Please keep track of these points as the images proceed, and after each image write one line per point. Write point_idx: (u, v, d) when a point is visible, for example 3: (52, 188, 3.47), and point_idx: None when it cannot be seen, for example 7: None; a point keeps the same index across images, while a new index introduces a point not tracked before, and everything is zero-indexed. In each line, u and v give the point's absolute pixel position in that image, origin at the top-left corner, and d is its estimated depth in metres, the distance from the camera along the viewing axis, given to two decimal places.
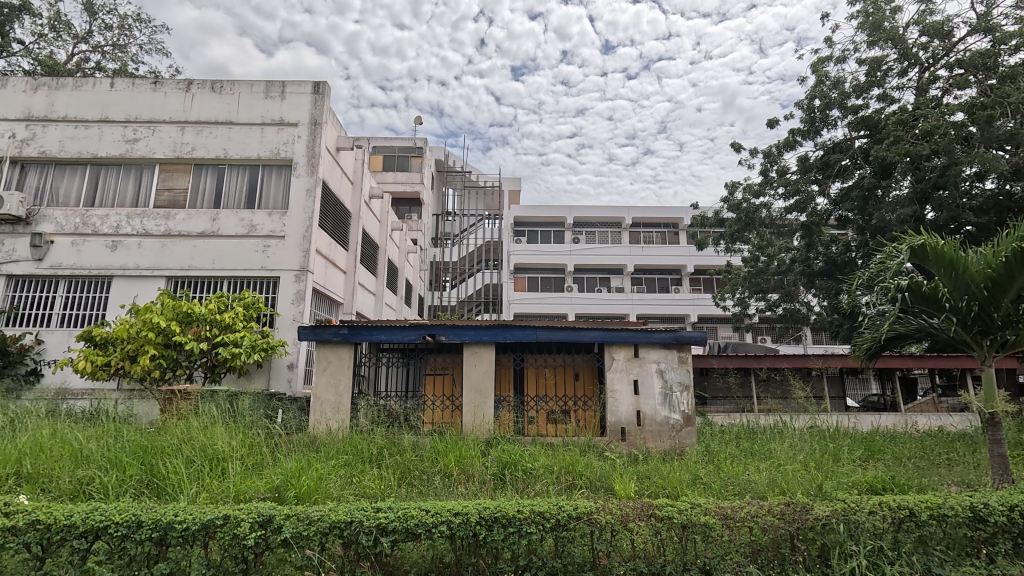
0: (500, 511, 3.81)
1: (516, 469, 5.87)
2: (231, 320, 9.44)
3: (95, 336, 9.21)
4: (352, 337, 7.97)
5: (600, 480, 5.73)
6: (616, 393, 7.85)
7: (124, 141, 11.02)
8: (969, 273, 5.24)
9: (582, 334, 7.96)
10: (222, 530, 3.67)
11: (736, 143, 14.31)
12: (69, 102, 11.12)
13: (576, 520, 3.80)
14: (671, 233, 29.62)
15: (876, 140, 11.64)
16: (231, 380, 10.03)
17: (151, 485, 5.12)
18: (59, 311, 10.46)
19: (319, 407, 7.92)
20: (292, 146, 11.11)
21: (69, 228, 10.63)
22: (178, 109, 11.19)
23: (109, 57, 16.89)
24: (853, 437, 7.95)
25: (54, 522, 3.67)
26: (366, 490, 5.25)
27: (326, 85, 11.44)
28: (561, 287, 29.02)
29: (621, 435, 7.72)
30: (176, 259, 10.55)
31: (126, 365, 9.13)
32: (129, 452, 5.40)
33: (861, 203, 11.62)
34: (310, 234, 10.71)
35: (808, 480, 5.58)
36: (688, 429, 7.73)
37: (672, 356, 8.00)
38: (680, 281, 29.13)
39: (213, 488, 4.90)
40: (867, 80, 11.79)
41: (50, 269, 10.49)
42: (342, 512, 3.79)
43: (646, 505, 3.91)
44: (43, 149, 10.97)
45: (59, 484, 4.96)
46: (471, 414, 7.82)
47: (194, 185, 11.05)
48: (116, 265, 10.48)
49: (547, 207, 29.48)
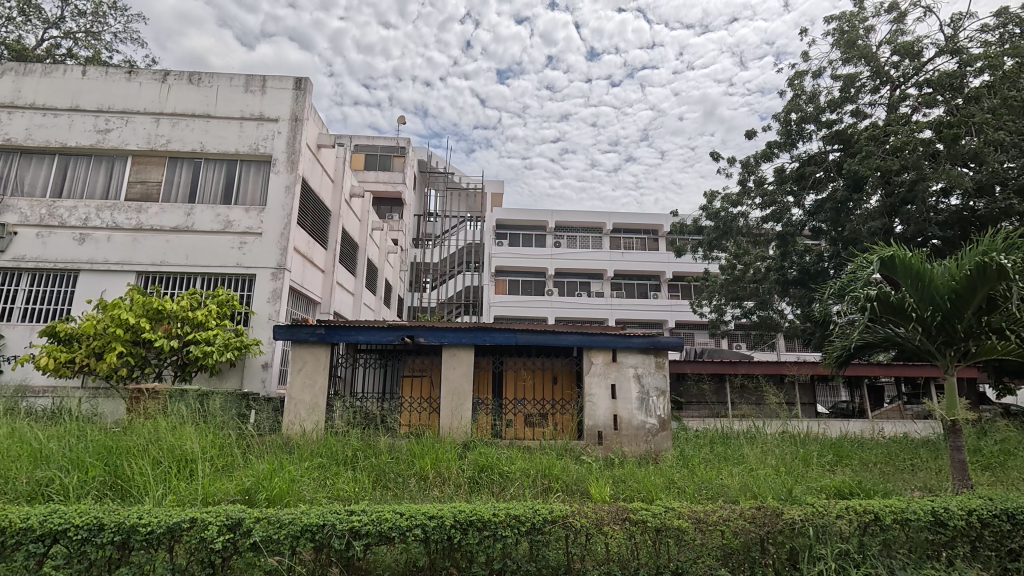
0: (475, 514, 3.79)
1: (492, 472, 5.85)
2: (203, 318, 9.20)
3: (59, 332, 8.89)
4: (329, 337, 7.85)
5: (576, 484, 5.74)
6: (594, 396, 7.91)
7: (95, 131, 10.69)
8: (934, 285, 5.42)
9: (561, 338, 7.99)
10: (188, 534, 3.57)
11: (715, 153, 14.59)
12: (38, 88, 10.74)
13: (551, 523, 3.81)
14: (650, 239, 30.05)
15: (849, 154, 12.01)
16: (202, 379, 9.80)
17: (115, 486, 4.95)
18: (21, 305, 10.07)
19: (294, 408, 7.78)
20: (271, 142, 10.92)
21: (34, 219, 10.25)
22: (153, 100, 10.90)
23: (81, 44, 16.38)
24: (822, 443, 8.15)
25: (9, 526, 3.52)
26: (339, 492, 5.17)
27: (307, 81, 11.27)
28: (541, 291, 29.09)
29: (598, 439, 7.77)
30: (148, 254, 10.26)
31: (91, 362, 8.83)
32: (92, 452, 5.21)
33: (834, 214, 11.95)
34: (288, 232, 10.53)
35: (778, 484, 5.69)
36: (663, 433, 7.82)
37: (649, 361, 8.09)
38: (658, 286, 29.56)
39: (181, 490, 4.77)
40: (842, 96, 12.16)
41: (13, 261, 10.10)
42: (314, 515, 3.72)
43: (620, 509, 3.93)
44: (8, 137, 10.58)
45: (16, 485, 4.76)
46: (449, 416, 7.78)
47: (169, 179, 10.77)
48: (84, 259, 10.14)
49: (530, 211, 29.57)
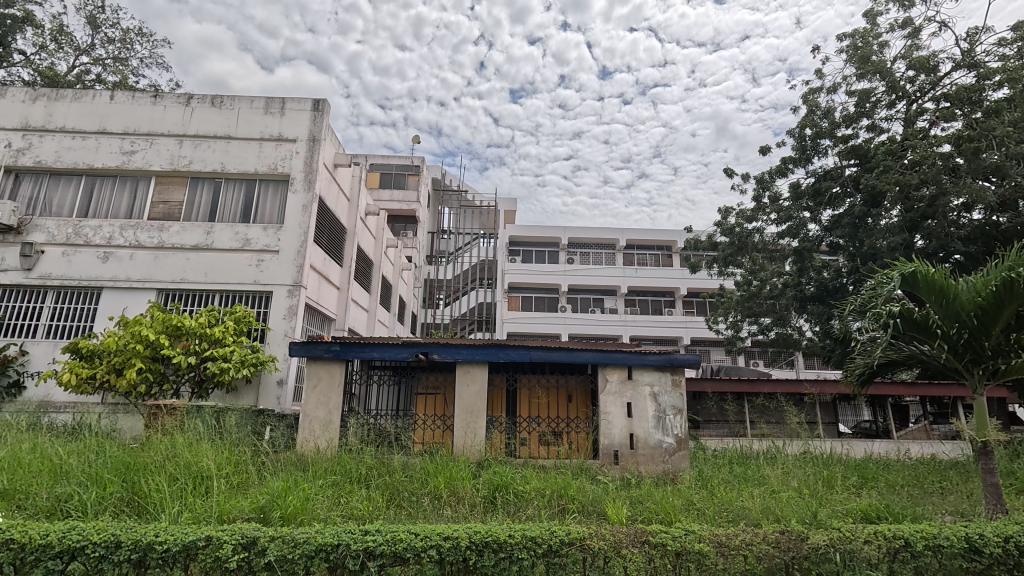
0: (491, 536, 3.73)
1: (507, 492, 5.76)
2: (221, 335, 9.32)
3: (81, 348, 9.06)
4: (344, 354, 7.87)
5: (592, 505, 5.62)
6: (609, 415, 7.80)
7: (120, 153, 11.02)
8: (960, 301, 5.28)
9: (576, 355, 7.92)
10: (203, 552, 3.56)
11: (729, 168, 14.56)
12: (68, 112, 11.14)
13: (568, 545, 3.73)
14: (664, 255, 29.93)
15: (866, 169, 11.88)
16: (218, 396, 9.88)
17: (132, 503, 4.98)
18: (46, 322, 10.29)
19: (308, 425, 7.79)
20: (289, 162, 11.15)
21: (61, 238, 10.54)
22: (177, 122, 11.23)
23: (109, 70, 17.01)
24: (846, 464, 7.91)
25: (29, 542, 3.54)
26: (354, 511, 5.14)
27: (325, 102, 11.53)
28: (554, 307, 28.99)
29: (614, 458, 7.63)
30: (168, 271, 10.47)
31: (111, 378, 8.97)
32: (111, 468, 5.26)
33: (852, 230, 11.78)
34: (305, 249, 10.68)
35: (802, 507, 5.51)
36: (681, 453, 7.66)
37: (665, 379, 7.97)
38: (673, 303, 29.34)
39: (197, 508, 4.78)
40: (857, 111, 12.08)
41: (40, 279, 10.37)
42: (329, 534, 3.68)
43: (639, 531, 3.84)
44: (39, 159, 10.95)
45: (36, 501, 4.80)
46: (462, 434, 7.71)
47: (190, 199, 11.04)
48: (107, 277, 10.38)
49: (542, 228, 29.68)
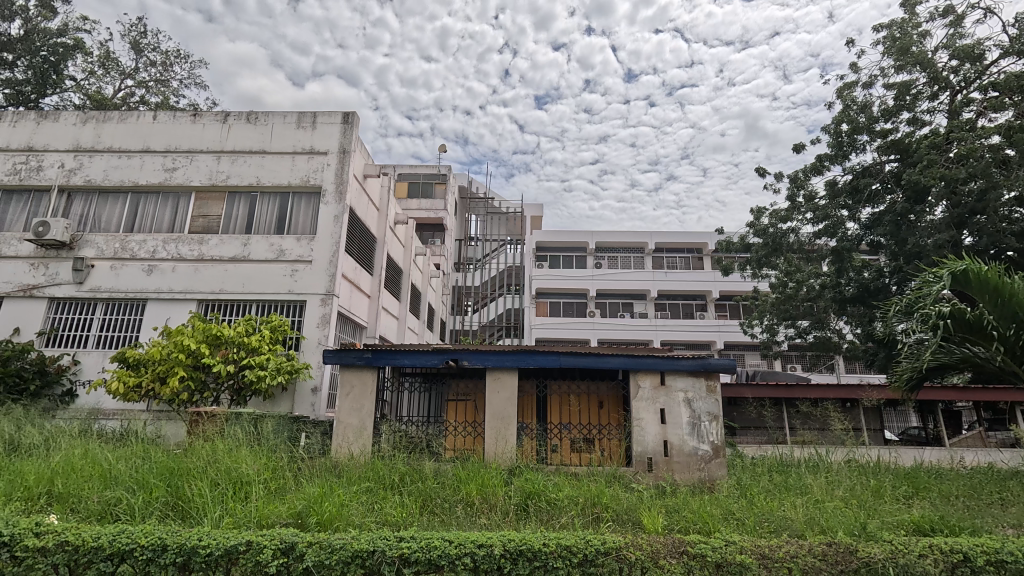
0: (525, 544, 3.70)
1: (540, 500, 5.72)
2: (257, 343, 9.60)
3: (128, 357, 9.45)
4: (376, 361, 7.99)
5: (627, 513, 5.51)
6: (642, 422, 7.64)
7: (163, 170, 11.51)
8: (1016, 301, 4.98)
9: (606, 360, 7.81)
10: (244, 557, 3.64)
11: (761, 168, 14.23)
12: (114, 133, 11.72)
13: (604, 555, 3.66)
14: (695, 257, 29.44)
15: (908, 164, 11.40)
16: (256, 404, 10.14)
17: (176, 508, 5.14)
18: (96, 333, 10.79)
19: (342, 431, 7.90)
20: (321, 174, 11.42)
21: (109, 253, 11.07)
22: (215, 139, 11.67)
23: (152, 92, 17.84)
24: (895, 474, 7.51)
25: (82, 543, 3.69)
26: (387, 518, 5.17)
27: (355, 115, 11.79)
28: (583, 313, 28.70)
29: (647, 466, 7.46)
30: (208, 282, 10.84)
31: (156, 387, 9.30)
32: (156, 473, 5.44)
33: (894, 228, 11.29)
34: (337, 258, 10.91)
35: (849, 518, 5.27)
36: (717, 460, 7.45)
37: (700, 384, 7.77)
38: (705, 306, 28.74)
39: (236, 513, 4.89)
40: (896, 104, 11.63)
41: (90, 292, 10.88)
42: (364, 541, 3.72)
43: (677, 541, 3.76)
44: (89, 178, 11.53)
45: (89, 505, 5.01)
46: (493, 441, 7.66)
47: (228, 212, 11.44)
48: (152, 289, 10.82)
49: (570, 232, 29.56)
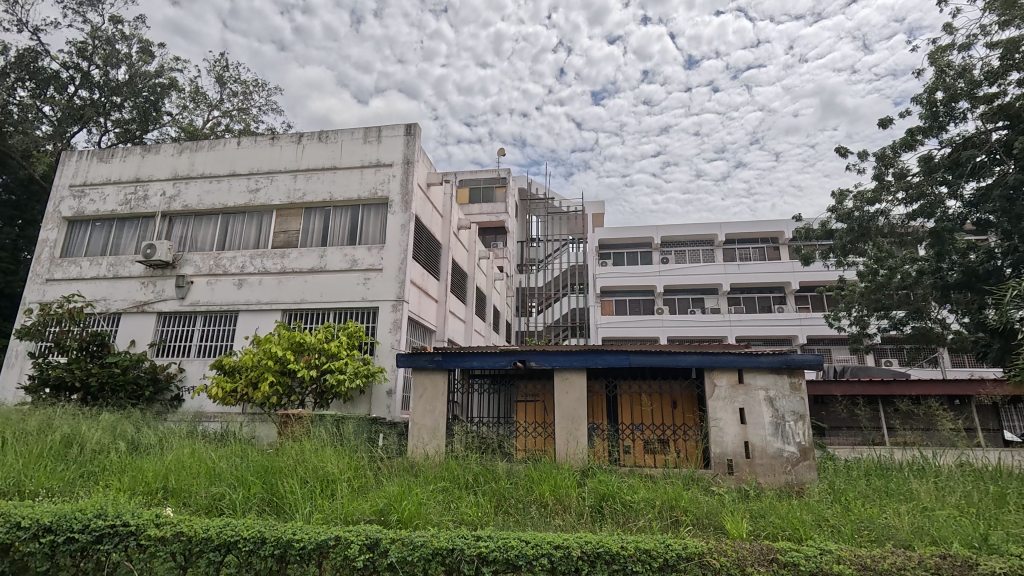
0: (603, 547, 3.65)
1: (614, 502, 5.61)
2: (336, 349, 10.17)
3: (225, 364, 10.31)
4: (446, 364, 8.19)
5: (708, 518, 5.29)
6: (720, 422, 7.28)
7: (248, 191, 12.48)
8: None
9: (678, 358, 7.52)
10: (334, 551, 3.85)
11: (842, 147, 13.21)
12: (206, 160, 12.86)
13: (686, 560, 3.53)
14: (770, 247, 27.84)
15: (1020, 131, 10.12)
16: (337, 406, 10.72)
17: (271, 503, 5.53)
18: (197, 343, 11.87)
19: (417, 432, 8.16)
20: (388, 185, 11.90)
21: (205, 270, 12.14)
22: (292, 159, 12.50)
23: (236, 120, 19.40)
24: (1020, 479, 6.68)
25: (194, 534, 4.06)
26: (464, 517, 5.28)
27: (417, 126, 12.20)
28: (651, 310, 27.91)
29: (728, 468, 7.11)
30: (290, 293, 11.62)
31: (249, 391, 10.08)
32: (253, 471, 5.89)
33: (1005, 203, 10.06)
34: (405, 265, 11.32)
35: (965, 528, 4.75)
36: (806, 463, 6.98)
37: (782, 382, 7.32)
38: (783, 299, 27.07)
39: (325, 509, 5.18)
40: (1003, 65, 10.37)
41: (191, 306, 11.99)
42: (443, 539, 3.82)
43: (765, 548, 3.57)
44: (186, 203, 12.72)
45: (197, 499, 5.51)
46: (564, 442, 7.61)
47: (305, 227, 12.20)
48: (242, 301, 11.75)
49: (633, 228, 28.90)
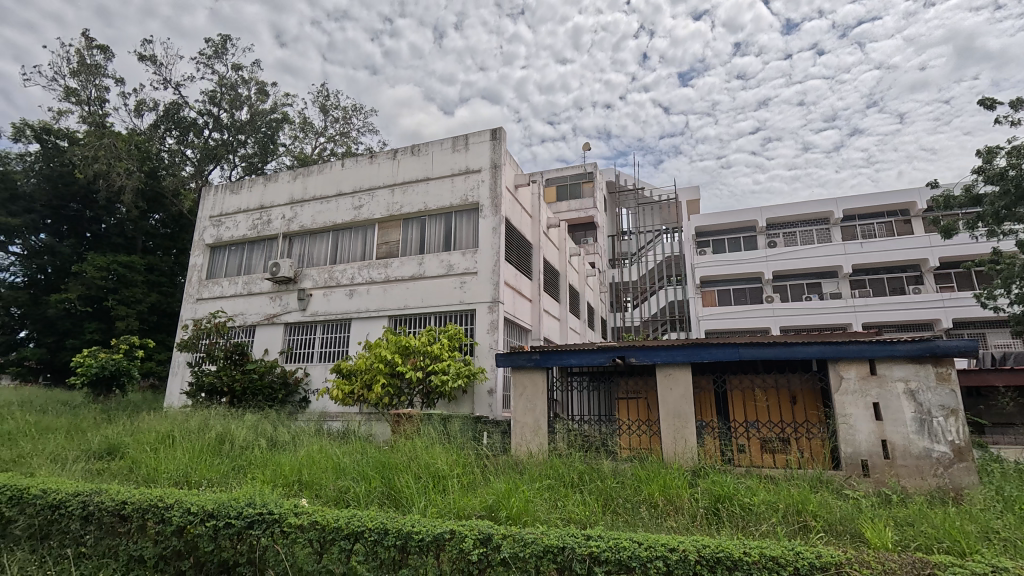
0: (723, 551, 3.44)
1: (731, 504, 5.27)
2: (439, 351, 10.65)
3: (342, 368, 11.23)
4: (544, 362, 8.23)
5: (842, 524, 4.78)
6: (851, 419, 6.56)
7: (353, 208, 13.50)
8: None
9: (796, 349, 6.89)
10: (449, 544, 4.03)
11: (988, 98, 11.33)
12: (316, 183, 14.12)
13: (821, 571, 3.22)
14: (899, 221, 24.67)
15: None
16: (443, 405, 11.23)
17: (390, 496, 5.91)
18: (318, 349, 13.06)
19: (520, 430, 8.28)
20: (477, 191, 12.25)
21: (321, 283, 13.33)
22: (389, 174, 13.31)
23: (339, 144, 21.09)
24: None
25: (327, 523, 4.45)
26: (572, 515, 5.26)
27: (502, 130, 12.42)
28: (758, 299, 25.93)
29: (863, 470, 6.38)
30: (395, 300, 12.37)
31: (365, 392, 10.89)
32: (373, 467, 6.35)
33: None
34: (499, 267, 11.57)
35: None
36: (962, 465, 6.07)
37: (927, 373, 6.42)
38: (920, 278, 23.83)
39: (438, 503, 5.44)
40: None
41: (311, 316, 13.23)
42: (554, 537, 3.83)
43: (916, 561, 3.17)
44: (302, 223, 14.06)
45: (327, 491, 6.04)
46: (671, 440, 7.30)
47: (404, 237, 12.93)
48: (354, 309, 12.74)
49: (733, 213, 27.08)
